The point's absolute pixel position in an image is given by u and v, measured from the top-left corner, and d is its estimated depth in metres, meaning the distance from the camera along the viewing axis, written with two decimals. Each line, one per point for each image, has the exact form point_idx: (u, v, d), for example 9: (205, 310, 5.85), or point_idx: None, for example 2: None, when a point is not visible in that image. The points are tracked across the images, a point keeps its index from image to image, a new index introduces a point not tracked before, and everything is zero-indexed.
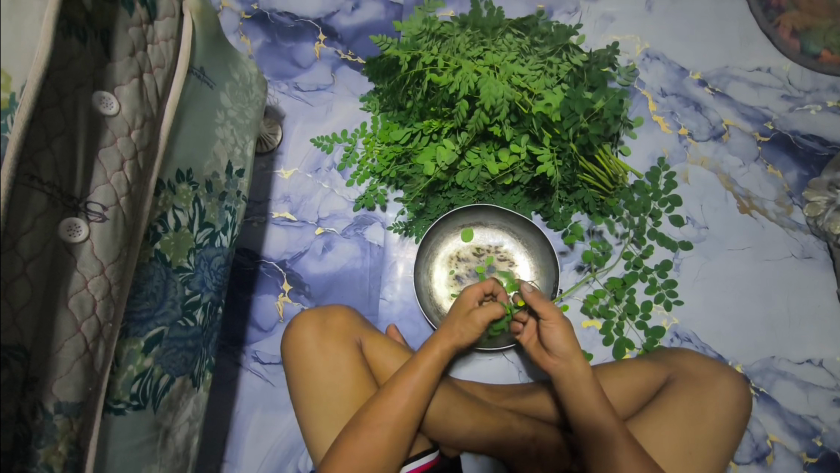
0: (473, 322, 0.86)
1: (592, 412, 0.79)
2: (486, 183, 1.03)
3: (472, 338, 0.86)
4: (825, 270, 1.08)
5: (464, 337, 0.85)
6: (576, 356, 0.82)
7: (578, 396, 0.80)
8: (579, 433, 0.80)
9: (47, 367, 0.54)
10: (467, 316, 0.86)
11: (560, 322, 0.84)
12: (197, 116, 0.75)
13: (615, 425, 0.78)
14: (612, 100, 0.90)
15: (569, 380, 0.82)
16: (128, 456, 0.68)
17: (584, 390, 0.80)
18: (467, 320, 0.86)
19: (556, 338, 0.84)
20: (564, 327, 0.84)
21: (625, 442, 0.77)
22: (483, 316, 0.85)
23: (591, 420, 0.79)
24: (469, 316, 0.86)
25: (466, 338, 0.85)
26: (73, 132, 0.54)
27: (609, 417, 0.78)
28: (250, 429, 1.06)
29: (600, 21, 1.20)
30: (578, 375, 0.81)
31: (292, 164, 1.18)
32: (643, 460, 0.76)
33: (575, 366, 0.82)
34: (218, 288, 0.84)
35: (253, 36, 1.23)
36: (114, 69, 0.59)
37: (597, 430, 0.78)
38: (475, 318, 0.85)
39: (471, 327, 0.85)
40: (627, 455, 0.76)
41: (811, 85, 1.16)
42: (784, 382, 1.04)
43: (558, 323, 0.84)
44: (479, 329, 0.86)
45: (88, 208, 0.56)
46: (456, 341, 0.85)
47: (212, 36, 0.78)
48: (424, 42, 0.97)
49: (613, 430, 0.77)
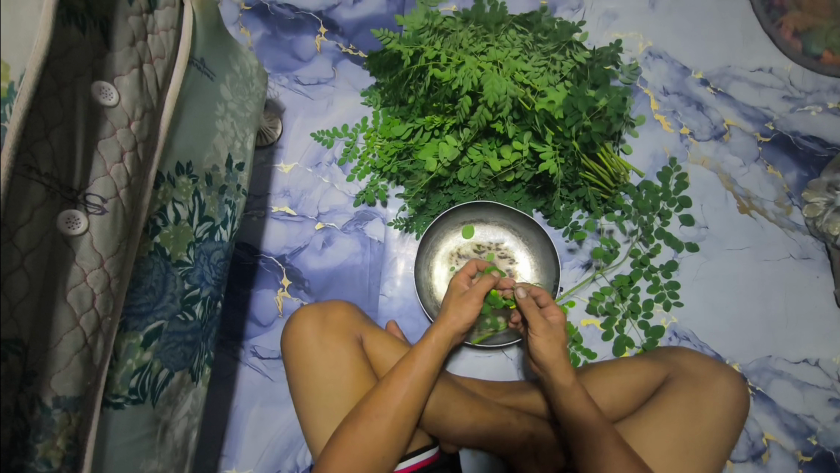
0: (470, 303, 0.87)
1: (579, 419, 0.79)
2: (488, 180, 1.02)
3: (470, 318, 0.86)
4: (824, 271, 1.09)
5: (461, 321, 0.85)
6: (559, 366, 0.82)
7: (569, 402, 0.80)
8: (571, 437, 0.80)
9: (45, 361, 0.53)
10: (461, 299, 0.88)
11: (549, 330, 0.85)
12: (198, 108, 0.74)
13: (602, 425, 0.78)
14: (615, 97, 0.89)
15: (558, 391, 0.82)
16: (126, 451, 0.67)
17: (575, 397, 0.80)
18: (464, 301, 0.87)
19: (540, 347, 0.84)
20: (556, 333, 0.85)
21: (613, 448, 0.76)
22: (480, 294, 0.87)
23: (579, 425, 0.79)
24: (463, 298, 0.88)
25: (464, 321, 0.86)
26: (71, 122, 0.53)
27: (597, 418, 0.78)
28: (248, 424, 1.05)
29: (603, 18, 1.19)
30: (564, 384, 0.81)
31: (292, 158, 1.17)
32: (632, 459, 0.76)
33: (562, 377, 0.81)
34: (217, 282, 0.83)
35: (253, 28, 1.21)
36: (113, 59, 0.58)
37: (587, 434, 0.78)
38: (471, 299, 0.87)
39: (468, 306, 0.87)
40: (614, 457, 0.76)
41: (813, 86, 1.16)
42: (780, 382, 1.05)
43: (543, 334, 0.84)
44: (477, 307, 0.87)
45: (87, 200, 0.55)
46: (451, 326, 0.85)
47: (213, 26, 0.77)
48: (427, 37, 0.96)
49: (601, 433, 0.77)
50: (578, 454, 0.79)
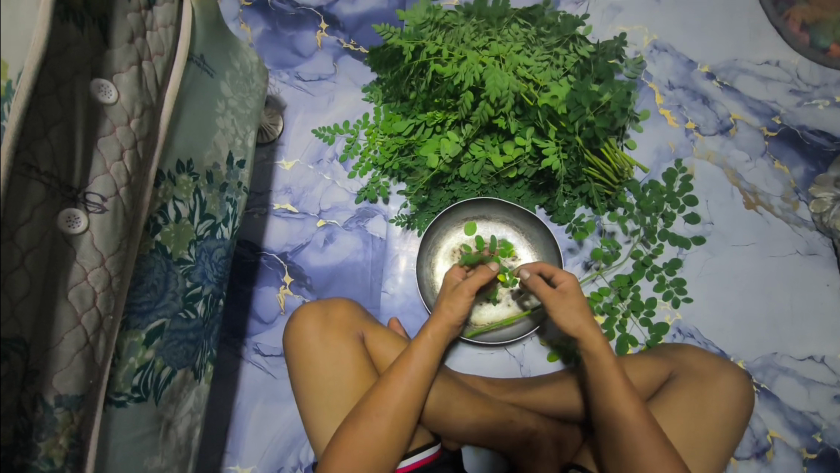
0: (462, 293, 0.86)
1: (608, 386, 0.76)
2: (490, 176, 1.02)
3: (463, 309, 0.86)
4: (830, 267, 1.08)
5: (455, 312, 0.85)
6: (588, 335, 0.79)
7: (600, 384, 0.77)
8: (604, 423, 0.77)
9: (47, 360, 0.53)
10: (457, 290, 0.87)
11: (565, 299, 0.82)
12: (198, 105, 0.73)
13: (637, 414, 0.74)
14: (619, 92, 0.87)
15: (594, 361, 0.78)
16: (129, 450, 0.67)
17: (608, 380, 0.77)
18: (457, 293, 0.87)
19: (561, 320, 0.82)
20: (571, 300, 0.82)
21: (634, 418, 0.74)
22: (473, 285, 0.86)
23: (611, 411, 0.76)
24: (457, 291, 0.87)
25: (457, 314, 0.85)
26: (71, 120, 0.53)
27: (629, 405, 0.75)
28: (251, 421, 1.05)
29: (607, 11, 1.18)
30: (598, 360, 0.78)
31: (293, 155, 1.17)
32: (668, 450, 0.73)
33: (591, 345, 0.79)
34: (220, 280, 0.83)
35: (253, 24, 1.21)
36: (112, 56, 0.57)
37: (615, 422, 0.75)
38: (464, 290, 0.86)
39: (461, 298, 0.86)
40: (647, 450, 0.72)
41: (820, 80, 1.14)
42: (785, 378, 1.04)
43: (559, 305, 0.82)
44: (469, 299, 0.86)
45: (87, 199, 0.55)
46: (447, 319, 0.84)
47: (212, 23, 0.76)
48: (428, 32, 0.95)
49: (631, 421, 0.74)
50: (611, 445, 0.76)
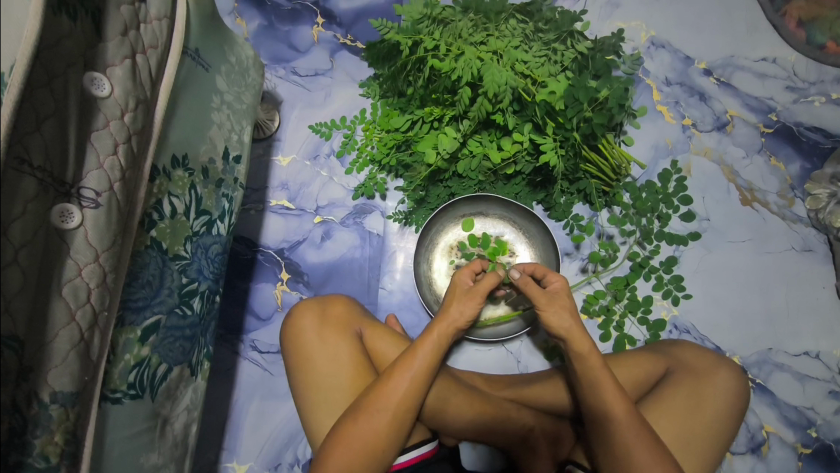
0: (474, 298, 0.87)
1: (599, 388, 0.76)
2: (487, 172, 1.02)
3: (473, 315, 0.86)
4: (825, 263, 1.08)
5: (464, 316, 0.85)
6: (575, 336, 0.79)
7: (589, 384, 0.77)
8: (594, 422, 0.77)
9: (41, 357, 0.52)
10: (467, 294, 0.88)
11: (554, 300, 0.83)
12: (193, 99, 0.73)
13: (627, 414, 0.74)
14: (617, 88, 0.88)
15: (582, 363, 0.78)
16: (125, 447, 0.66)
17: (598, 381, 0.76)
18: (467, 298, 0.87)
19: (550, 320, 0.82)
20: (560, 302, 0.82)
21: (625, 418, 0.74)
22: (485, 292, 0.88)
23: (601, 411, 0.75)
24: (469, 294, 0.88)
25: (466, 317, 0.86)
26: (64, 114, 0.52)
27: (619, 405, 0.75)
28: (249, 417, 1.05)
29: (605, 7, 1.17)
30: (587, 362, 0.77)
31: (290, 150, 1.16)
32: (657, 448, 0.74)
33: (579, 346, 0.78)
34: (216, 276, 0.83)
35: (249, 18, 1.20)
36: (105, 49, 0.56)
37: (606, 421, 0.75)
38: (476, 295, 0.87)
39: (471, 303, 0.87)
40: (636, 449, 0.73)
41: (817, 77, 1.15)
42: (781, 374, 1.05)
43: (549, 306, 0.82)
44: (480, 305, 0.87)
45: (81, 194, 0.54)
46: (453, 322, 0.84)
47: (207, 16, 0.75)
48: (426, 27, 0.94)
49: (621, 421, 0.74)
50: (601, 443, 0.76)
